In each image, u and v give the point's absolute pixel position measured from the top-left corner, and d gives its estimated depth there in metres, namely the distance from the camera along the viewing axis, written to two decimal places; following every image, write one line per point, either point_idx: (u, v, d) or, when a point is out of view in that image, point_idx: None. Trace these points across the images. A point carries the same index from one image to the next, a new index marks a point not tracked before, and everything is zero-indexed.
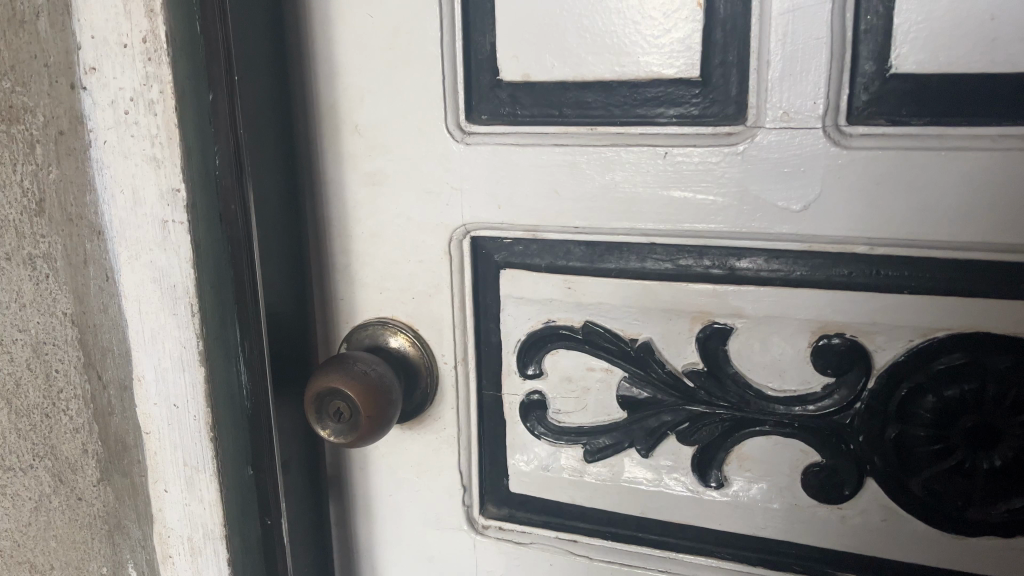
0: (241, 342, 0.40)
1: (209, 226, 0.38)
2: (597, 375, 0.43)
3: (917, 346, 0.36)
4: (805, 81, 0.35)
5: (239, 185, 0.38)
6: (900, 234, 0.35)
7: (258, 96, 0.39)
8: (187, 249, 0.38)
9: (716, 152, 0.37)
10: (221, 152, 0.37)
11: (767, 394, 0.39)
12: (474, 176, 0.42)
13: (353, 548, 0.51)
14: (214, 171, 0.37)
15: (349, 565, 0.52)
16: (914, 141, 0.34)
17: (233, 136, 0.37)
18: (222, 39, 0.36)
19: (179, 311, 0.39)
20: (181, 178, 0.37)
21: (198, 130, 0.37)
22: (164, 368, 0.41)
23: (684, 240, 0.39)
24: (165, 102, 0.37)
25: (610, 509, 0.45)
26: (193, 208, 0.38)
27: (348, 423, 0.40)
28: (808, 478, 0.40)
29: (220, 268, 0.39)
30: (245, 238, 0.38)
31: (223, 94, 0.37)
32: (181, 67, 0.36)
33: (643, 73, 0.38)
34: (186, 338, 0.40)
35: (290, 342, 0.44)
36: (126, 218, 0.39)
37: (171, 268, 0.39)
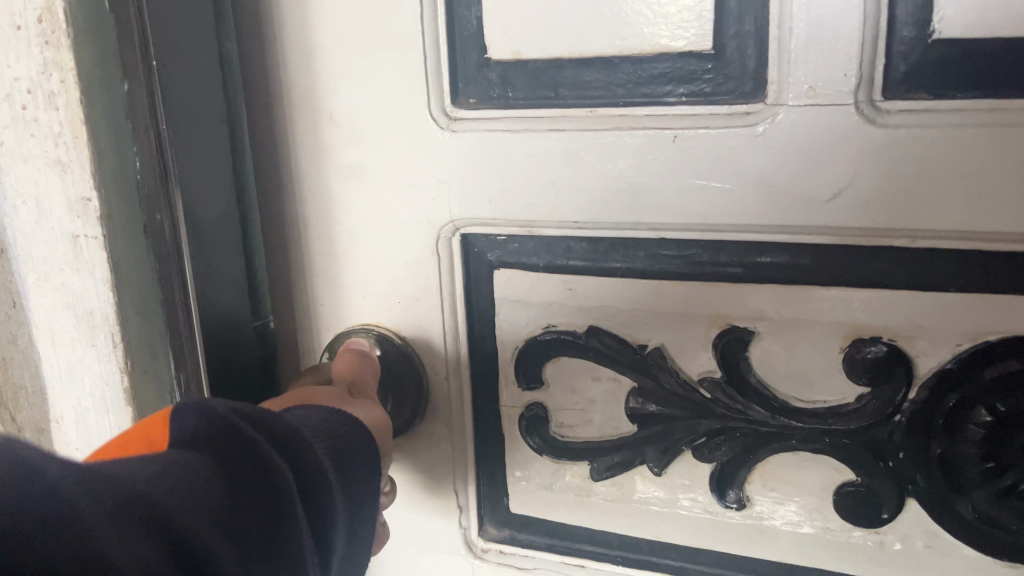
0: (173, 374, 0.39)
1: (131, 234, 0.37)
2: (603, 385, 0.39)
3: (965, 352, 0.32)
4: (833, 51, 0.30)
5: (163, 192, 0.36)
6: (945, 226, 0.31)
7: (195, 96, 0.37)
8: (102, 269, 0.36)
9: (731, 135, 0.33)
10: (141, 152, 0.36)
11: (793, 406, 0.35)
12: (461, 167, 0.37)
13: None
14: (133, 174, 0.36)
15: None
16: (962, 116, 0.30)
17: (152, 136, 0.35)
18: (139, 34, 0.34)
19: (99, 342, 0.38)
20: (91, 187, 0.35)
21: (110, 129, 0.35)
22: (85, 408, 0.40)
23: (697, 236, 0.35)
24: (68, 94, 0.34)
25: (621, 532, 0.40)
26: (104, 216, 0.36)
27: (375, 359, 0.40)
28: (841, 499, 0.35)
29: (142, 281, 0.38)
30: (175, 250, 0.37)
31: (140, 86, 0.35)
32: (87, 57, 0.34)
33: (648, 47, 0.33)
34: (107, 374, 0.39)
35: (240, 355, 0.42)
36: (34, 233, 0.37)
37: (85, 291, 0.37)
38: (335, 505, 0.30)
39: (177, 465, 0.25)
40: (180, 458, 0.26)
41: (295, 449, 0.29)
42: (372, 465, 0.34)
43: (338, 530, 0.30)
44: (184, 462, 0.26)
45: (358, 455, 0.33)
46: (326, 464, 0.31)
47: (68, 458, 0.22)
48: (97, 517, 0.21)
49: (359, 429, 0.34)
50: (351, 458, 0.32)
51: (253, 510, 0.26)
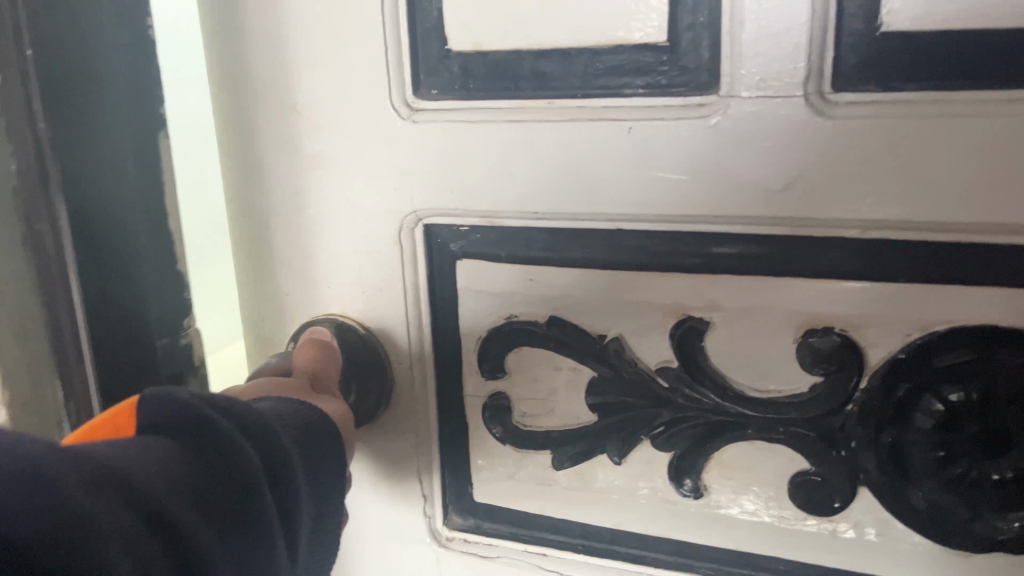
0: (53, 371, 0.43)
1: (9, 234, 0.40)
2: (564, 375, 0.39)
3: (915, 341, 0.32)
4: (783, 43, 0.31)
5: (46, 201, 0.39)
6: (894, 216, 0.31)
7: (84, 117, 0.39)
8: None
9: (684, 126, 0.33)
10: (20, 161, 0.39)
11: (748, 396, 0.36)
12: (422, 158, 0.38)
13: None
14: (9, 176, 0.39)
15: None
16: (909, 108, 0.30)
17: (29, 140, 0.38)
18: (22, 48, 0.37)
19: None
20: None
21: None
22: None
23: (653, 226, 0.35)
24: None
25: (583, 521, 0.41)
26: None
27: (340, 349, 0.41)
28: (795, 488, 0.36)
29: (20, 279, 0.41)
30: (55, 250, 0.40)
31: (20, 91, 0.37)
32: None
33: (606, 39, 0.34)
34: None
35: None
36: None
37: None
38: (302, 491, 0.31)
39: (151, 458, 0.26)
40: (157, 450, 0.27)
41: (265, 437, 0.30)
42: (341, 454, 0.34)
43: (303, 515, 0.31)
44: (161, 455, 0.26)
45: (325, 443, 0.34)
46: (293, 452, 0.31)
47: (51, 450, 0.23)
48: (73, 497, 0.22)
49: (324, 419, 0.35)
50: (320, 446, 0.33)
51: (227, 498, 0.27)
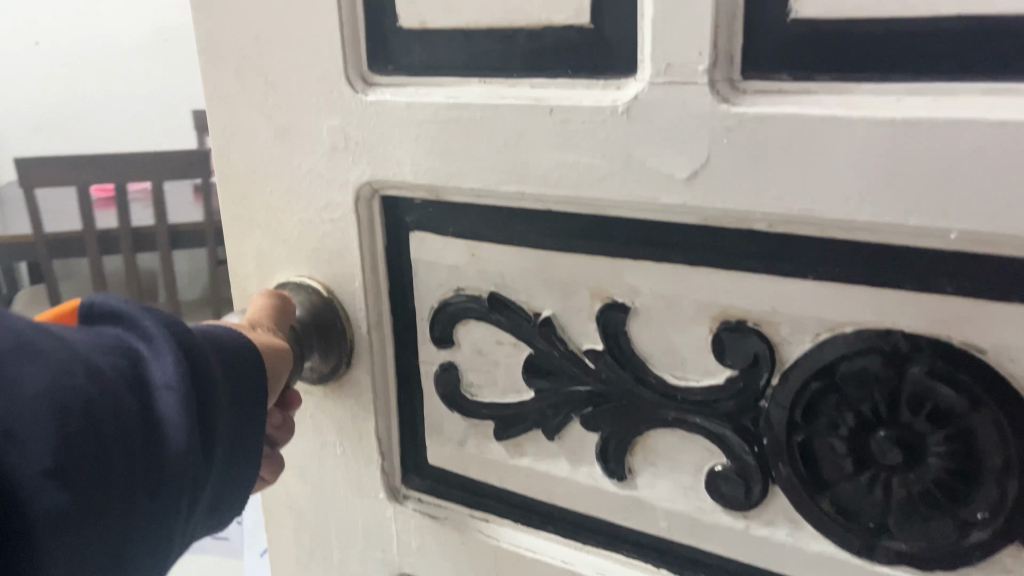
0: None
1: None
2: (505, 349, 0.40)
3: (824, 341, 0.31)
4: (688, 28, 0.30)
5: None
6: (796, 211, 0.30)
7: None
8: None
9: (599, 111, 0.33)
10: None
11: (668, 383, 0.35)
12: (371, 132, 0.39)
13: (273, 503, 0.51)
14: None
15: (274, 522, 0.51)
16: (812, 100, 0.29)
17: None
18: None
19: None
20: None
21: None
22: None
23: (578, 209, 0.35)
24: None
25: (521, 492, 0.42)
26: None
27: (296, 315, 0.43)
28: (711, 479, 0.36)
29: None
30: None
31: None
32: None
33: (534, 21, 0.34)
34: None
35: None
36: None
37: None
38: (224, 404, 0.34)
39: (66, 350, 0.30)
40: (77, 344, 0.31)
41: (193, 355, 0.33)
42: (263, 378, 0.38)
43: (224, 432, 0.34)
44: (75, 350, 0.30)
45: (251, 365, 0.37)
46: (217, 372, 0.35)
47: None
48: None
49: (242, 348, 0.37)
50: (244, 369, 0.37)
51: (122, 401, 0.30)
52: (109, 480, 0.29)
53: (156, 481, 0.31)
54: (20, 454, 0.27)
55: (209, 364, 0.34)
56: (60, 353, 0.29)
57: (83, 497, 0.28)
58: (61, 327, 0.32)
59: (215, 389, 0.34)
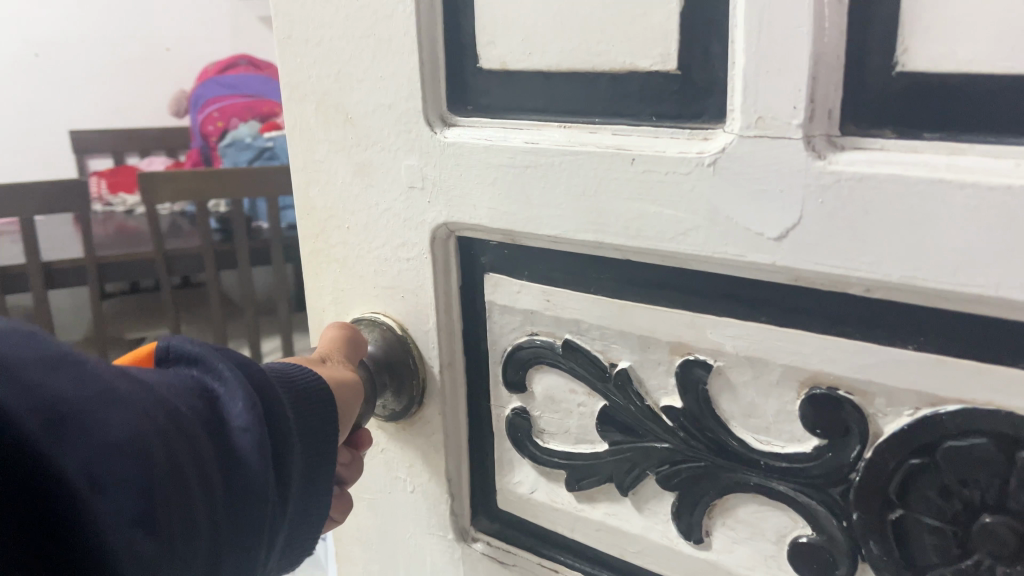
0: None
1: None
2: (579, 398, 0.39)
3: (924, 416, 0.29)
4: (782, 79, 0.28)
5: None
6: (898, 278, 0.27)
7: None
8: None
9: (684, 162, 0.31)
10: None
11: (751, 447, 0.33)
12: (448, 172, 0.38)
13: (344, 533, 0.51)
14: None
15: (345, 551, 0.51)
16: (918, 159, 0.26)
17: None
18: None
19: None
20: None
21: None
22: None
23: (659, 261, 0.34)
24: None
25: (592, 545, 0.41)
26: None
27: (369, 351, 0.44)
28: (794, 550, 0.33)
29: None
30: None
31: None
32: None
33: (618, 65, 0.33)
34: None
35: None
36: None
37: None
38: (296, 446, 0.34)
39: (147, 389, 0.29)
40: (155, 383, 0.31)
41: (266, 395, 0.33)
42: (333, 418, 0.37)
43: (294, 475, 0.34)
44: (155, 389, 0.30)
45: (324, 404, 0.37)
46: (289, 413, 0.35)
47: (57, 361, 0.27)
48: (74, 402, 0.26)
49: (315, 387, 0.37)
50: (316, 411, 0.36)
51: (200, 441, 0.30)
52: (195, 523, 0.28)
53: (233, 524, 0.30)
54: (118, 494, 0.26)
55: (282, 405, 0.34)
56: (144, 392, 0.29)
57: (173, 546, 0.27)
58: (139, 370, 0.31)
59: (289, 430, 0.34)
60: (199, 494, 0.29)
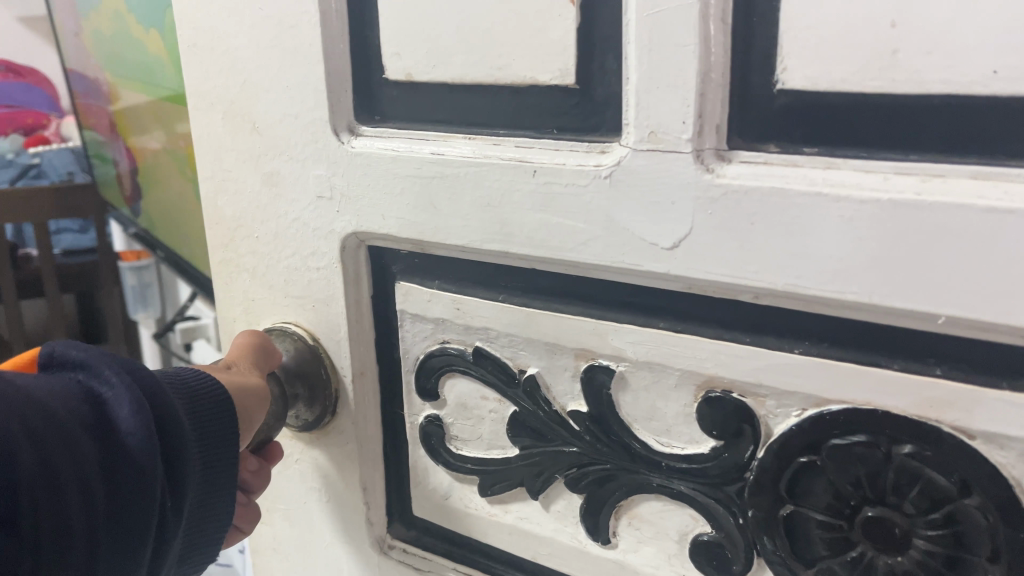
0: None
1: None
2: (491, 405, 0.40)
3: (811, 416, 0.30)
4: (673, 95, 0.29)
5: None
6: (783, 285, 0.29)
7: None
8: None
9: (583, 174, 0.32)
10: None
11: (653, 449, 0.35)
12: (357, 182, 0.39)
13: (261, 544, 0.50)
14: None
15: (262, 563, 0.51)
16: (798, 173, 0.28)
17: None
18: None
19: None
20: None
21: None
22: None
23: (564, 269, 0.35)
24: None
25: (506, 549, 0.41)
26: None
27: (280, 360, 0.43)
28: (695, 549, 0.35)
29: None
30: None
31: None
32: None
33: (520, 78, 0.34)
34: None
35: None
36: None
37: None
38: (191, 448, 0.34)
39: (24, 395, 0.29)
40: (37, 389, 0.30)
41: (157, 398, 0.33)
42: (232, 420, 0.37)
43: (191, 475, 0.34)
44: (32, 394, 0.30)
45: (223, 409, 0.37)
46: (183, 417, 0.34)
47: None
48: None
49: (216, 391, 0.37)
50: (214, 414, 0.36)
51: (83, 446, 0.30)
52: (69, 530, 0.28)
53: (121, 526, 0.30)
54: None
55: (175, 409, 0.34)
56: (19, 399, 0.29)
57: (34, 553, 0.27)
58: (17, 376, 0.31)
59: (183, 431, 0.34)
60: (77, 501, 0.29)
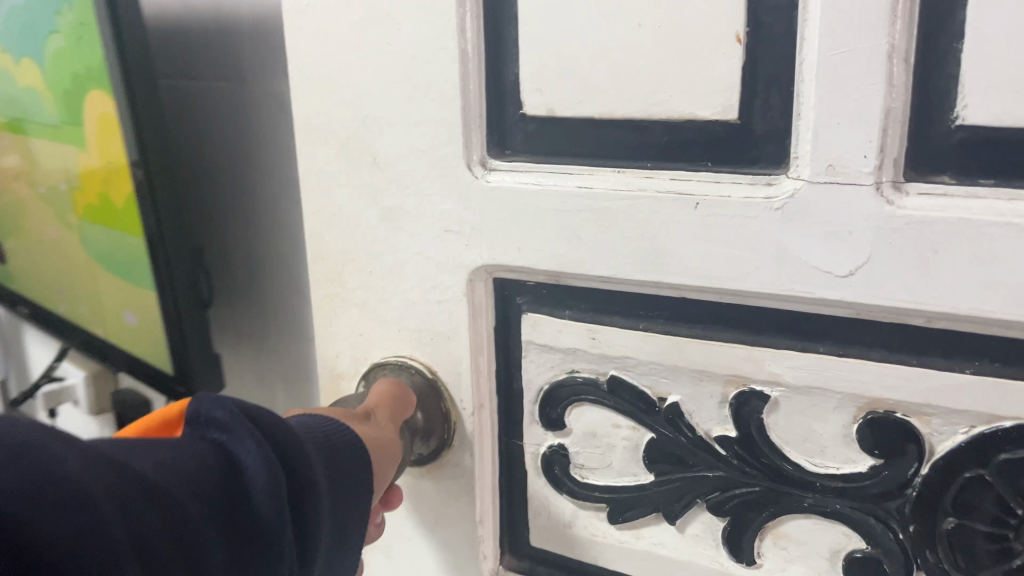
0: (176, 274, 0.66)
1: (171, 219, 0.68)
2: (623, 433, 0.40)
3: (980, 433, 0.32)
4: (855, 131, 0.30)
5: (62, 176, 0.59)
6: (963, 309, 0.30)
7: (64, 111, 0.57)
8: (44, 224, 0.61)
9: (752, 205, 0.33)
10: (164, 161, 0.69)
11: (806, 470, 0.36)
12: (491, 216, 0.39)
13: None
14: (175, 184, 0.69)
15: None
16: (981, 204, 0.29)
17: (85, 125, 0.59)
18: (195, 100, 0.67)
19: None
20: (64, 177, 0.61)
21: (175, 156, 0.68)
22: None
23: (718, 297, 0.35)
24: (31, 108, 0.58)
25: (635, 573, 0.42)
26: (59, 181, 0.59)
27: None
28: (849, 564, 0.36)
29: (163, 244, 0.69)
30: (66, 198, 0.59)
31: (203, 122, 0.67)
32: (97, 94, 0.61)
33: (676, 114, 0.34)
34: None
35: None
36: None
37: None
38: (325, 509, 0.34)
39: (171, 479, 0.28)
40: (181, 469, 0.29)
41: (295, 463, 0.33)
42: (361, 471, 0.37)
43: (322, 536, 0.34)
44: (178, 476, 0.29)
45: (352, 469, 0.37)
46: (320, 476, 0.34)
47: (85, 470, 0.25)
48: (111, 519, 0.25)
49: (354, 444, 0.37)
50: (343, 471, 0.36)
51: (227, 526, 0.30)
52: None
53: None
54: None
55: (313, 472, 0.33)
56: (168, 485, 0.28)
57: None
58: (160, 453, 0.30)
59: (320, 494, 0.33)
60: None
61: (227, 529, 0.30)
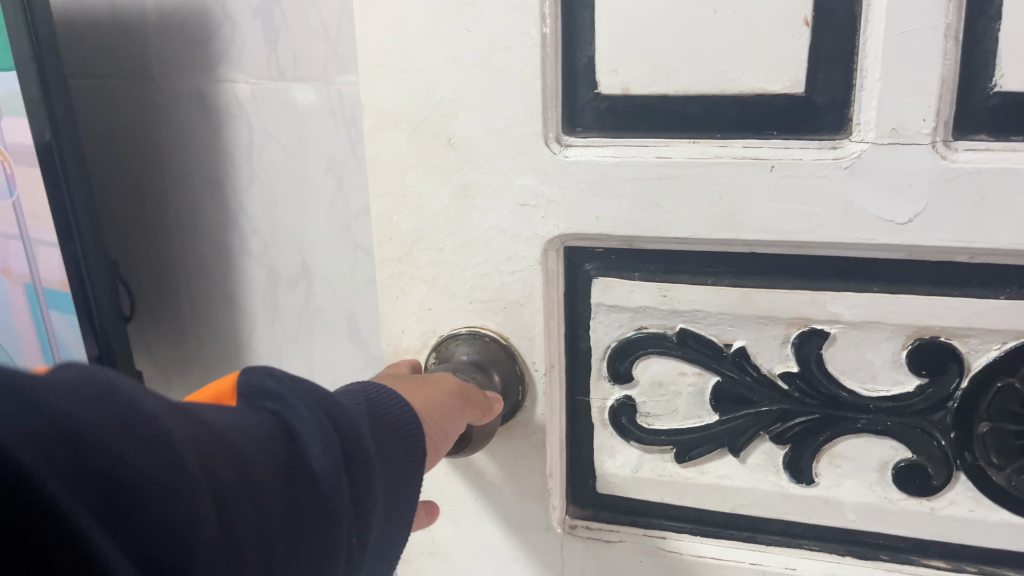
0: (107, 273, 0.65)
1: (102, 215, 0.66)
2: (688, 379, 0.44)
3: (1010, 348, 0.39)
4: (914, 98, 0.36)
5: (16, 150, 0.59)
6: (1003, 244, 0.37)
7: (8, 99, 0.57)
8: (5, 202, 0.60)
9: (821, 166, 0.38)
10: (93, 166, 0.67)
11: (860, 395, 0.41)
12: (569, 188, 0.42)
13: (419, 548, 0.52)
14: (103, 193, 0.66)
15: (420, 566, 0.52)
16: (1017, 156, 0.36)
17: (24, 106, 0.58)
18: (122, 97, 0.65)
19: None
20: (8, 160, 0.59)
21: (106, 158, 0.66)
22: None
23: (786, 249, 0.40)
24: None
25: (699, 506, 0.47)
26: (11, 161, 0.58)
27: (472, 358, 0.45)
28: (898, 472, 0.42)
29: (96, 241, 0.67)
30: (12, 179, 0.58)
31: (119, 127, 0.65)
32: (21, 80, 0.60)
33: (745, 89, 0.39)
34: None
35: None
36: None
37: None
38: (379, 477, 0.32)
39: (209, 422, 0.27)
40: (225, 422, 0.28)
41: (347, 429, 0.31)
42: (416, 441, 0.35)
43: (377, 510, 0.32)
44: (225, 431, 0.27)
45: (404, 445, 0.34)
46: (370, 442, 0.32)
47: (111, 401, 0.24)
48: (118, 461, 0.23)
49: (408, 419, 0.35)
50: (393, 447, 0.34)
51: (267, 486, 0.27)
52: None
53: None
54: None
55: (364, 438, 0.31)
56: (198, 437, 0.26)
57: None
58: (210, 410, 0.28)
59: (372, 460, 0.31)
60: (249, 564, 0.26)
61: (291, 490, 0.28)
